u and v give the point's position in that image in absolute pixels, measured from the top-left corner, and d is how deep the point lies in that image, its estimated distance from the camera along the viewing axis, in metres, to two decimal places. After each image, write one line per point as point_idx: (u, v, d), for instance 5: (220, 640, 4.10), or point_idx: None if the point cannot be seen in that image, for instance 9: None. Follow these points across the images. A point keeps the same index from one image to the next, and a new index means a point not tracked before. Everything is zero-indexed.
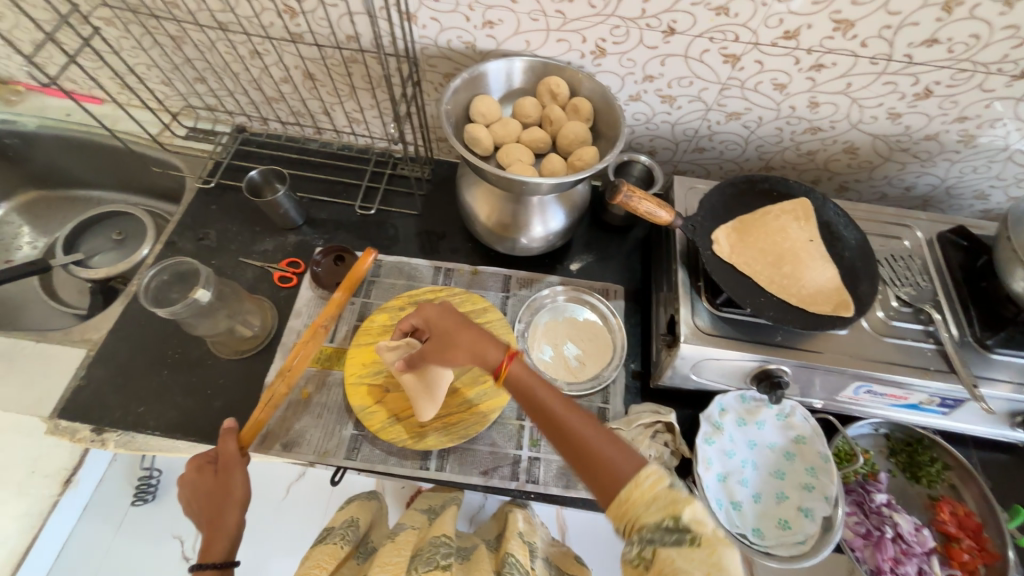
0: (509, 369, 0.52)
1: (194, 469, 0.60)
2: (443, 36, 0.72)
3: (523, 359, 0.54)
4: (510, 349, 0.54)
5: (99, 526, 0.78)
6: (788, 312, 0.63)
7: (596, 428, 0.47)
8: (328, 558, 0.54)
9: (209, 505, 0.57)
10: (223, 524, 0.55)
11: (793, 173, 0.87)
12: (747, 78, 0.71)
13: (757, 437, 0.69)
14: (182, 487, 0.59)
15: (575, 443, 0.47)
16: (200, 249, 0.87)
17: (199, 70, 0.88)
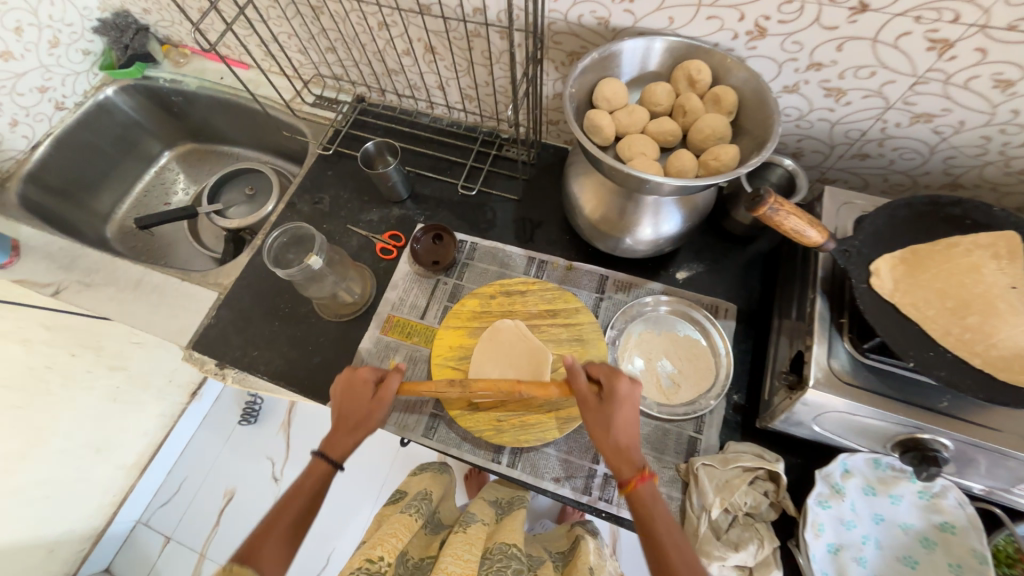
0: (637, 489, 0.53)
1: (352, 377, 0.64)
2: (576, 11, 0.66)
3: (654, 484, 0.54)
4: (645, 472, 0.54)
5: None
6: (967, 375, 0.50)
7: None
8: (405, 529, 0.59)
9: (354, 412, 0.62)
10: (348, 441, 0.60)
11: (988, 195, 0.69)
12: (956, 72, 0.56)
13: (887, 511, 0.58)
14: (352, 370, 0.65)
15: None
16: (315, 213, 0.92)
17: (331, 40, 0.91)
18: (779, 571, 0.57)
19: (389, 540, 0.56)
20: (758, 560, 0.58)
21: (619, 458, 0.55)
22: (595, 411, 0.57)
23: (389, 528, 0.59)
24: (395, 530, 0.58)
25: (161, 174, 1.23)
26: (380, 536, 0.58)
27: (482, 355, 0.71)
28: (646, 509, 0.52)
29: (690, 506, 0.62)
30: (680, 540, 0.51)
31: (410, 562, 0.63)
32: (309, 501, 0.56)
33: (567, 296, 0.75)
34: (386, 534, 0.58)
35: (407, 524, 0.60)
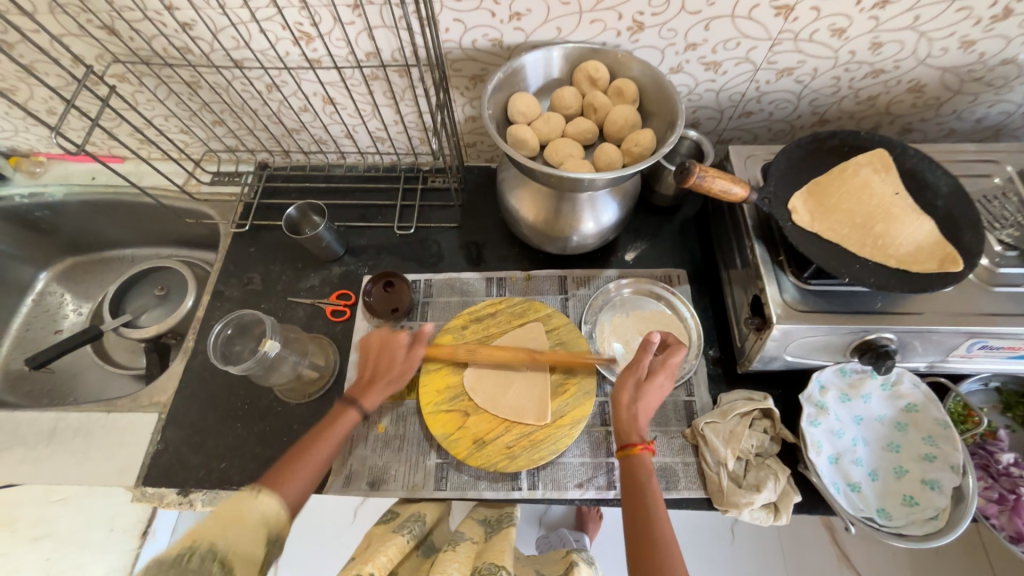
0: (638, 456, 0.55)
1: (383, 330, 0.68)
2: (468, 37, 0.68)
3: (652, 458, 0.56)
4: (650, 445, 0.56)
5: None
6: (889, 275, 0.58)
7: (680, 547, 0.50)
8: (395, 547, 0.54)
9: (380, 371, 0.65)
10: (375, 391, 0.62)
11: (850, 123, 0.81)
12: (801, 29, 0.65)
13: (864, 411, 0.66)
14: (371, 337, 0.67)
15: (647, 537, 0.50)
16: (248, 295, 0.85)
17: (217, 112, 0.85)
18: (798, 495, 0.62)
19: (378, 557, 0.51)
20: (779, 492, 0.62)
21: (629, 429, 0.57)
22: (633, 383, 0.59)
23: (380, 547, 0.53)
24: (386, 548, 0.53)
25: (41, 300, 1.06)
26: (369, 554, 0.52)
27: (475, 386, 0.69)
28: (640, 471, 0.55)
29: (707, 466, 0.65)
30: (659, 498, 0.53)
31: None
32: (332, 442, 0.57)
33: (536, 305, 0.76)
34: (376, 552, 0.52)
35: (398, 542, 0.54)
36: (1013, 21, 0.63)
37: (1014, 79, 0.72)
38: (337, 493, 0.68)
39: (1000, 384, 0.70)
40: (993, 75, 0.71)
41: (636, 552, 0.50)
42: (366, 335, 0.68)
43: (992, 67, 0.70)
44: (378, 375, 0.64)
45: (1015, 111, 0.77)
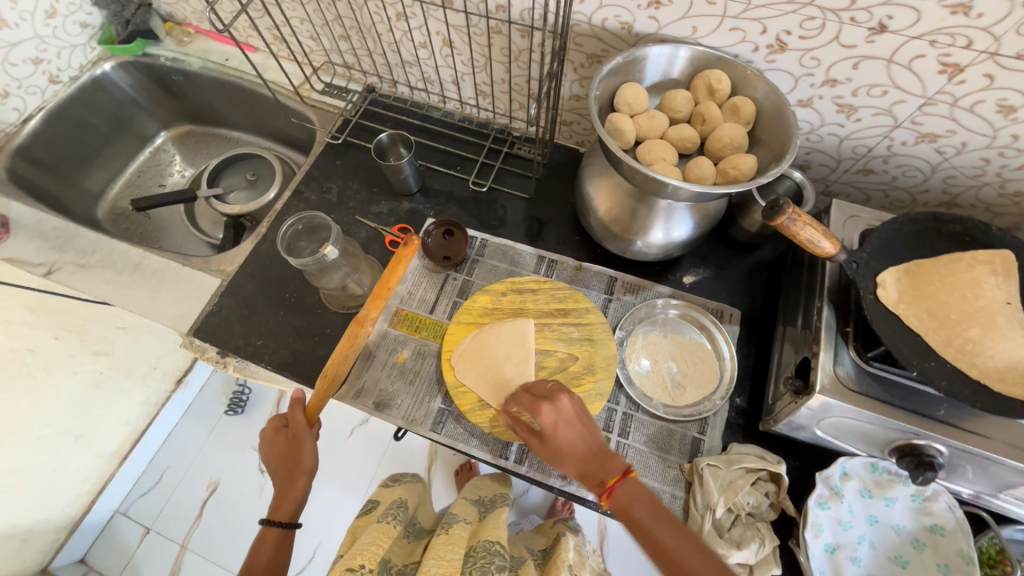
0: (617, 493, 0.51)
1: (273, 425, 0.69)
2: (599, 14, 0.67)
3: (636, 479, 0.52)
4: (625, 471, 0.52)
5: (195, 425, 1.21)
6: (965, 385, 0.52)
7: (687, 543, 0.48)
8: (384, 537, 0.60)
9: (285, 464, 0.66)
10: (287, 496, 0.65)
11: (982, 214, 0.73)
12: (964, 95, 0.58)
13: (881, 513, 0.61)
14: (265, 444, 0.69)
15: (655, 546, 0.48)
16: (323, 202, 0.91)
17: (346, 27, 0.90)
18: (778, 568, 0.60)
19: (369, 549, 0.58)
20: (759, 557, 0.60)
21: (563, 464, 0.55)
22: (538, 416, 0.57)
23: (369, 537, 0.60)
24: (375, 539, 0.60)
25: (156, 155, 1.20)
26: (360, 546, 0.59)
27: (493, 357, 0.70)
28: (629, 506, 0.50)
29: (695, 505, 0.64)
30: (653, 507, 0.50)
31: (393, 567, 0.64)
32: (271, 544, 0.63)
33: (578, 296, 0.75)
34: (366, 544, 0.59)
35: (387, 531, 0.61)
36: None
37: None
38: (346, 401, 0.73)
39: None
40: None
41: (661, 562, 0.48)
42: (262, 438, 0.69)
43: None
44: (282, 472, 0.66)
45: None
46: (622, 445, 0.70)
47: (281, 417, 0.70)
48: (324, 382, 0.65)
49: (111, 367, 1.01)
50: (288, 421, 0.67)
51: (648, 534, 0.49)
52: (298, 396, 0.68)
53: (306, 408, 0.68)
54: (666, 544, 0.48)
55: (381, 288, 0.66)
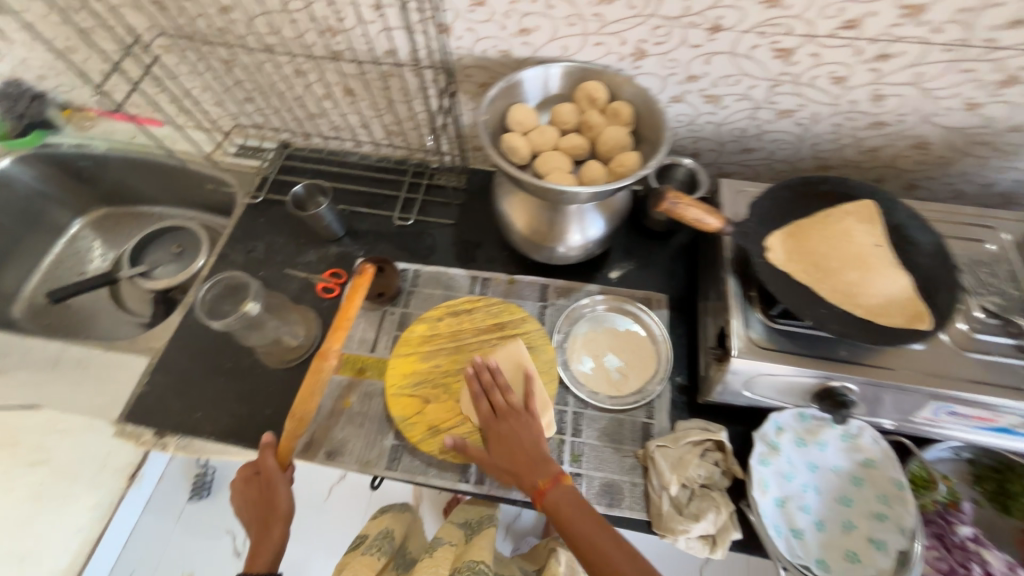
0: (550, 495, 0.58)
1: (244, 474, 0.67)
2: (480, 46, 0.72)
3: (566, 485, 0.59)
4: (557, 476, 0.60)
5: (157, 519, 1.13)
6: (854, 325, 0.57)
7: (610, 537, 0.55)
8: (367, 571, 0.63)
9: (260, 512, 0.65)
10: (264, 545, 0.63)
11: (853, 172, 0.81)
12: (802, 73, 0.66)
13: (820, 459, 0.64)
14: (236, 493, 0.66)
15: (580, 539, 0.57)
16: (250, 261, 0.90)
17: (248, 90, 0.92)
18: (738, 532, 0.62)
19: None
20: (718, 526, 0.62)
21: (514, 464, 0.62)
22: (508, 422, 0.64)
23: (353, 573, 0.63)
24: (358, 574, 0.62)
25: (72, 243, 1.15)
26: None
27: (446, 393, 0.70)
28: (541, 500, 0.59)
29: (652, 488, 0.66)
30: (590, 513, 0.57)
31: None
32: None
33: (512, 308, 0.78)
34: None
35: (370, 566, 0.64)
36: (1020, 89, 0.63)
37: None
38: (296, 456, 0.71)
39: (972, 456, 0.68)
40: (1001, 141, 0.70)
41: (585, 558, 0.55)
42: (233, 490, 0.67)
43: (1000, 133, 0.69)
44: (260, 520, 0.65)
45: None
46: (577, 444, 0.71)
47: (252, 463, 0.68)
48: (291, 421, 0.65)
49: (51, 476, 0.93)
50: (260, 468, 0.65)
51: (592, 547, 0.55)
52: (268, 441, 0.66)
53: (278, 452, 0.66)
54: (609, 554, 0.54)
55: (341, 319, 0.69)
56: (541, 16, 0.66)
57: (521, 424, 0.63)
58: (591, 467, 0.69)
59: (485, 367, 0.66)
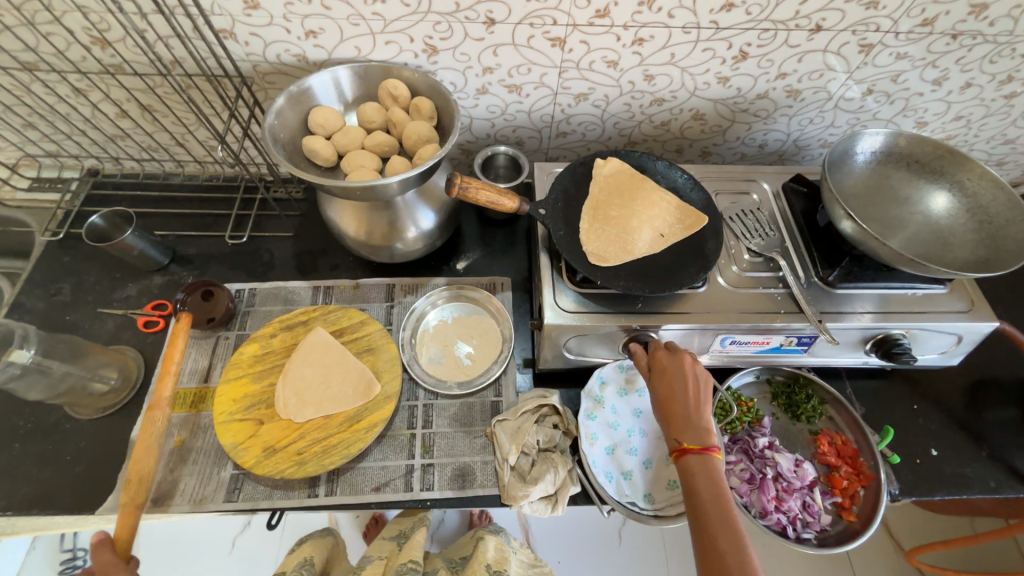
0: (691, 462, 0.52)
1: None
2: (271, 51, 0.71)
3: (715, 461, 0.51)
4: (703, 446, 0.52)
5: None
6: (640, 279, 0.64)
7: (734, 523, 0.48)
8: None
9: None
10: None
11: (655, 145, 0.91)
12: (580, 59, 0.73)
13: (642, 404, 0.72)
14: None
15: (698, 512, 0.50)
16: (53, 306, 0.80)
17: (23, 115, 0.81)
18: (576, 486, 0.66)
19: None
20: (557, 485, 0.65)
21: (685, 427, 0.54)
22: (667, 378, 0.57)
23: None
24: None
25: None
26: None
27: (292, 398, 0.69)
28: (701, 483, 0.50)
29: (498, 463, 0.68)
30: (722, 502, 0.49)
31: None
32: None
33: (351, 312, 0.77)
34: None
35: None
36: (752, 62, 0.74)
37: (774, 112, 0.83)
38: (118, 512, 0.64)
39: (769, 377, 0.79)
40: (756, 107, 0.82)
41: (699, 539, 0.49)
42: None
43: (752, 101, 0.81)
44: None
45: (786, 140, 0.90)
46: (428, 435, 0.72)
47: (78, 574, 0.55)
48: (127, 489, 0.58)
49: None
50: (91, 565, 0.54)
51: (711, 526, 0.48)
52: (102, 538, 0.56)
53: (116, 546, 0.56)
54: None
55: (165, 364, 0.66)
56: (322, 17, 0.66)
57: (349, 382, 0.70)
58: (444, 455, 0.71)
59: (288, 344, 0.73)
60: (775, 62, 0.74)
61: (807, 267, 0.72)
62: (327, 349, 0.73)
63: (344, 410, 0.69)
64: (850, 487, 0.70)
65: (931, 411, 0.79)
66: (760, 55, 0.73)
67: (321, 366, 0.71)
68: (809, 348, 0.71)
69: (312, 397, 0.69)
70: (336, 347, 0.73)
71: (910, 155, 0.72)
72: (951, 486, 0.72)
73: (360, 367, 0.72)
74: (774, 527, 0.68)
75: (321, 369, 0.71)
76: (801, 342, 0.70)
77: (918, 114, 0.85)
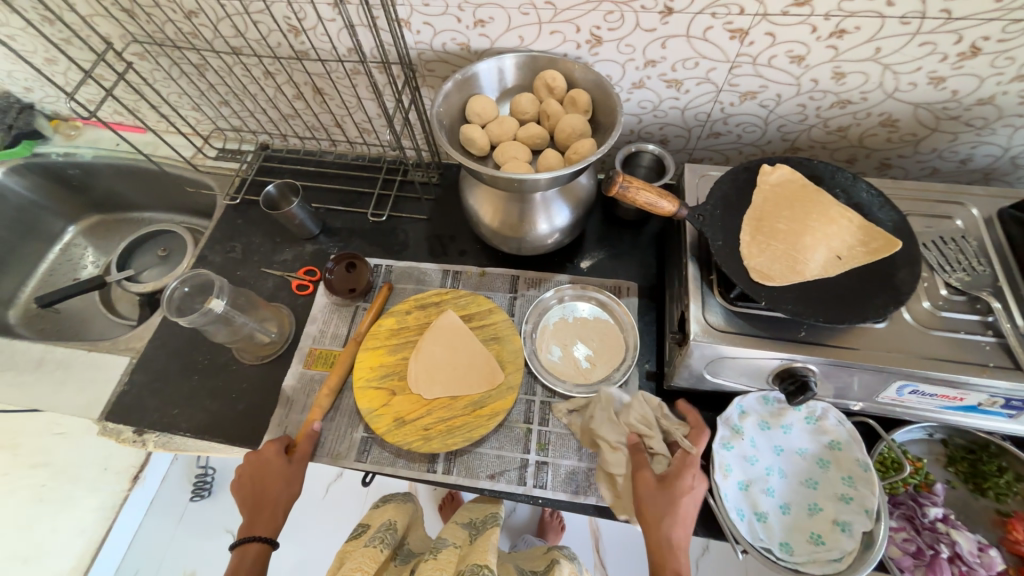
0: None
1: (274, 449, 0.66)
2: (438, 40, 0.73)
3: None
4: None
5: (165, 520, 1.24)
6: (810, 304, 0.57)
7: None
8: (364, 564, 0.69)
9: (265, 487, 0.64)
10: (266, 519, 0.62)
11: (823, 152, 0.80)
12: (759, 53, 0.66)
13: (784, 442, 0.65)
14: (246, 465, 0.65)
15: None
16: (227, 262, 0.92)
17: (222, 94, 0.93)
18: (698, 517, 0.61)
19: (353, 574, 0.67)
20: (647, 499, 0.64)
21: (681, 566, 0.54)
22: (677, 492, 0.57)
23: (355, 563, 0.69)
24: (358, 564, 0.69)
25: (67, 250, 1.20)
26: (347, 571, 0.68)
27: (421, 374, 0.72)
28: None
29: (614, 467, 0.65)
30: None
31: None
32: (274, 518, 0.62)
33: (480, 299, 0.79)
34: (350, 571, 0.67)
35: (371, 556, 0.70)
36: (984, 60, 0.61)
37: (995, 121, 0.69)
38: None
39: (945, 437, 0.67)
40: (972, 115, 0.69)
41: None
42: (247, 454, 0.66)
43: (969, 107, 0.67)
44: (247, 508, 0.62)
45: (1001, 155, 0.74)
46: (544, 433, 0.71)
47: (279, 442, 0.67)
48: (326, 391, 0.73)
49: (51, 479, 1.10)
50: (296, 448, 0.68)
51: None
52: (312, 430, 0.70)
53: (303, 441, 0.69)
54: None
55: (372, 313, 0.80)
56: (494, 6, 0.66)
57: (474, 369, 0.72)
58: (559, 456, 0.70)
59: (424, 323, 0.77)
60: (1016, 60, 0.61)
61: None
62: (456, 332, 0.75)
63: (467, 395, 0.70)
64: None
65: None
66: (997, 52, 0.60)
67: (449, 348, 0.74)
68: (1017, 414, 0.59)
69: (440, 377, 0.72)
70: (463, 332, 0.75)
71: None
72: None
73: (485, 355, 0.73)
74: None
75: (449, 352, 0.74)
76: (1009, 405, 0.58)
77: None
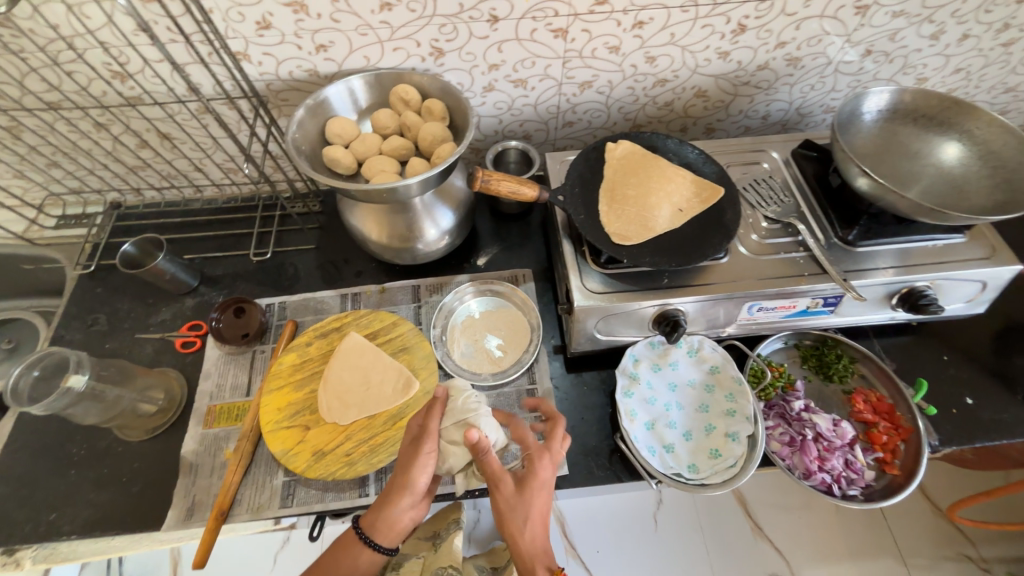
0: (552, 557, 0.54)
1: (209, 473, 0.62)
2: (284, 68, 0.73)
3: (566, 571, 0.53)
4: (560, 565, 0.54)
5: None
6: (663, 253, 0.66)
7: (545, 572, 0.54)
8: None
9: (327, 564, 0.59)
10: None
11: (660, 126, 0.92)
12: (582, 48, 0.75)
13: (675, 378, 0.73)
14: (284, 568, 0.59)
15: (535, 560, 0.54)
16: (92, 336, 0.82)
17: (48, 155, 0.84)
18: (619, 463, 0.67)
19: None
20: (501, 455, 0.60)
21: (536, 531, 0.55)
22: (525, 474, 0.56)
23: None
24: None
25: None
26: None
27: (334, 402, 0.70)
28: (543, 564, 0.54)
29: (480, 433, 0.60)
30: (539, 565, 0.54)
31: None
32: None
33: (382, 315, 0.79)
34: None
35: None
36: (751, 34, 0.75)
37: (776, 82, 0.85)
38: (178, 526, 0.66)
39: (797, 341, 0.80)
40: (757, 79, 0.84)
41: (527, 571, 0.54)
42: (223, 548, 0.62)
43: (753, 73, 0.82)
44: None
45: (789, 108, 0.91)
46: None
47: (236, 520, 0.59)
48: (241, 439, 0.70)
49: None
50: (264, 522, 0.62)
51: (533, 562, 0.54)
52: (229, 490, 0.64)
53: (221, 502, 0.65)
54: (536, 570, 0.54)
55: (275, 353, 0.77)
56: (331, 31, 0.68)
57: (386, 382, 0.72)
58: None
59: (329, 350, 0.76)
60: (773, 31, 0.75)
61: (826, 229, 0.73)
62: (363, 351, 0.74)
63: (384, 409, 0.70)
64: (890, 442, 0.71)
65: (961, 361, 0.79)
66: (758, 27, 0.74)
67: (358, 369, 0.73)
68: (835, 308, 0.72)
69: (354, 399, 0.71)
70: (370, 350, 0.75)
71: (916, 110, 0.73)
72: (991, 433, 0.72)
73: (396, 367, 0.73)
74: (821, 486, 0.69)
75: (359, 372, 0.73)
76: (827, 302, 0.71)
77: (917, 70, 0.86)
